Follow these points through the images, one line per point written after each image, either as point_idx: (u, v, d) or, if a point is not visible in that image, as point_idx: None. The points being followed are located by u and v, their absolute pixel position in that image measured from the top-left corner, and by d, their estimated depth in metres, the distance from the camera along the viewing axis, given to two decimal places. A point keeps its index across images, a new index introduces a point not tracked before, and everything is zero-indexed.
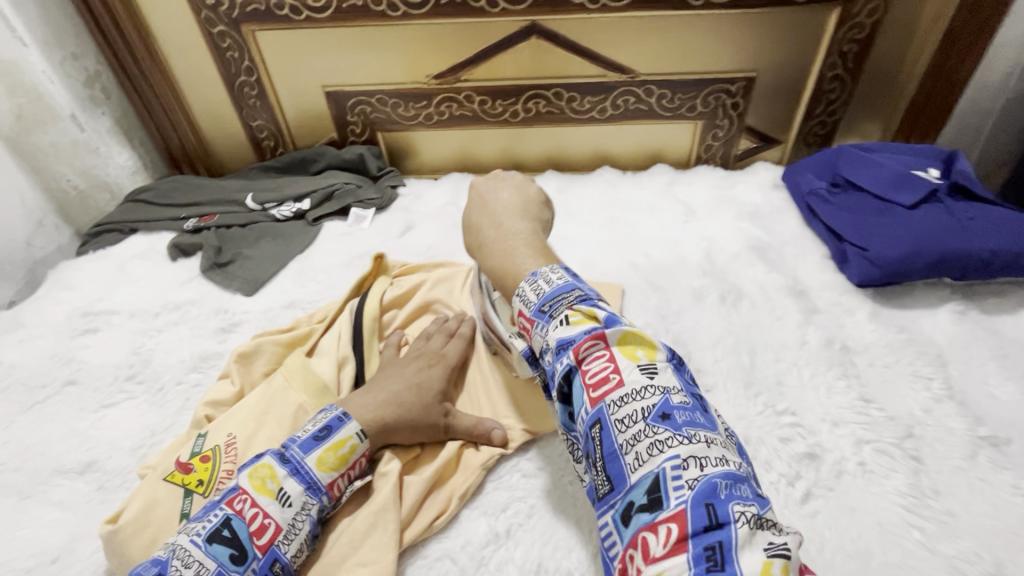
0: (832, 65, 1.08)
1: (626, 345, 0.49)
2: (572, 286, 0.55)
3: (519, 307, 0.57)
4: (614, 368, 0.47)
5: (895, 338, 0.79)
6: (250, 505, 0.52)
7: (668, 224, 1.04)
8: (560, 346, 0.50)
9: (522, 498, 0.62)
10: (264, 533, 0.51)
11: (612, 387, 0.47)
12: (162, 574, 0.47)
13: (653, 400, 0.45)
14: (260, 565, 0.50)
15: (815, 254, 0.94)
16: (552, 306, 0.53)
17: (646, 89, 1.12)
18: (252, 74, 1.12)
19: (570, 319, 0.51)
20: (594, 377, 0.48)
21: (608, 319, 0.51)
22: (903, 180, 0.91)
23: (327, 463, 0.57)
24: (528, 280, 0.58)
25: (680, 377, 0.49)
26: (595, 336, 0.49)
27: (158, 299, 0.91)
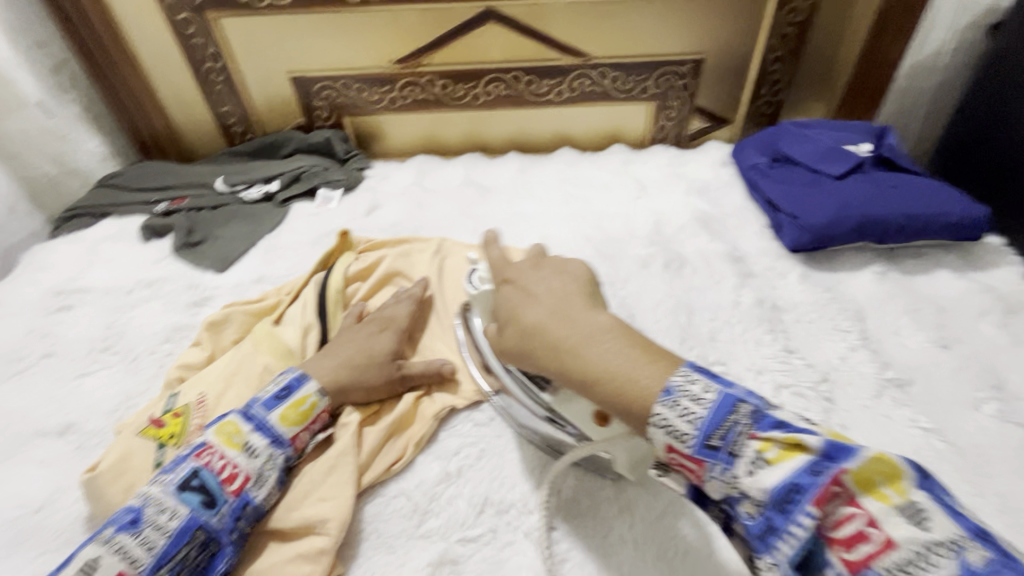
0: (774, 47, 1.14)
1: (867, 484, 0.38)
2: (732, 398, 0.44)
3: (663, 439, 0.45)
4: (868, 519, 0.37)
5: (820, 297, 0.86)
6: (219, 458, 0.57)
7: (622, 200, 1.10)
8: (775, 501, 0.40)
9: (473, 444, 0.68)
10: (234, 480, 0.57)
11: (875, 549, 0.36)
12: (138, 520, 0.52)
13: (947, 568, 0.34)
14: (231, 508, 0.55)
15: (755, 225, 1.01)
16: (724, 437, 0.43)
17: (600, 71, 1.17)
18: (218, 60, 1.15)
19: (763, 455, 0.41)
20: (845, 538, 0.38)
21: (826, 447, 0.40)
22: (833, 153, 0.97)
23: (288, 419, 0.62)
24: (662, 399, 0.45)
25: (937, 494, 0.38)
26: (829, 480, 0.38)
27: (131, 277, 0.94)
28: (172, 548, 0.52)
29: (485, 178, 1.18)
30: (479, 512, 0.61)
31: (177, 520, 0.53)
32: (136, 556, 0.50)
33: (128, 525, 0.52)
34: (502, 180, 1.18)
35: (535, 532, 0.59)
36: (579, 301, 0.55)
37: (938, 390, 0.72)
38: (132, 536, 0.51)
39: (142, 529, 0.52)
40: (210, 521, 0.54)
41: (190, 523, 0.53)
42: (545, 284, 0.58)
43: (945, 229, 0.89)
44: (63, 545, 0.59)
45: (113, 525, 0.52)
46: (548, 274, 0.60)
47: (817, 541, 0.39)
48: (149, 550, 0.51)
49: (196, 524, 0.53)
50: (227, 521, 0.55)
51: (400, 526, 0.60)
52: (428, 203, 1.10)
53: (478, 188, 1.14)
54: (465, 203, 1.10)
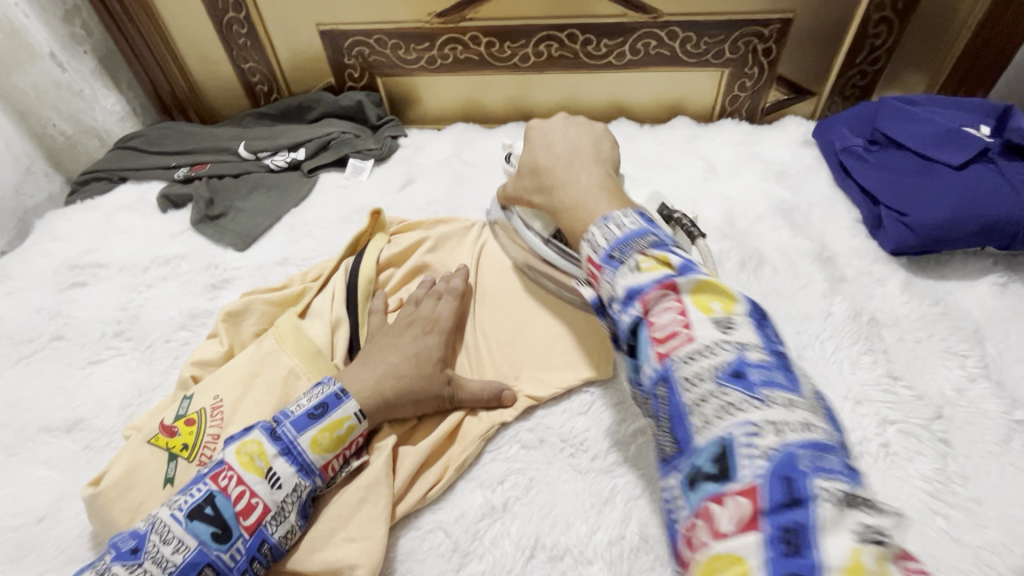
0: (880, 6, 0.97)
1: (700, 295, 0.43)
2: (646, 231, 0.49)
3: (588, 252, 0.51)
4: (684, 322, 0.42)
5: (928, 311, 0.73)
6: (235, 483, 0.49)
7: (687, 182, 0.97)
8: (626, 295, 0.45)
9: (521, 471, 0.59)
10: (251, 513, 0.48)
11: (679, 343, 0.41)
12: (140, 548, 0.45)
13: (723, 356, 0.39)
14: (246, 546, 0.48)
15: (846, 219, 0.87)
16: (622, 251, 0.47)
17: (670, 32, 1.02)
18: (242, 10, 1.03)
19: (640, 265, 0.45)
20: (664, 334, 0.42)
21: (683, 265, 0.44)
22: (952, 137, 0.82)
23: (321, 445, 0.53)
24: (597, 225, 0.51)
25: (764, 328, 0.42)
26: (666, 284, 0.43)
27: (148, 252, 0.87)
28: None
29: None
30: (528, 558, 0.53)
31: (183, 555, 0.45)
32: None
33: (128, 554, 0.45)
34: None
35: None
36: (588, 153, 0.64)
37: None
38: (129, 569, 0.44)
39: (143, 561, 0.45)
40: (220, 560, 0.46)
41: (197, 560, 0.46)
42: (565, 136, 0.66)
43: None
44: (67, 564, 0.53)
45: (113, 551, 0.46)
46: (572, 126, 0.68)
47: (642, 334, 0.43)
48: None
49: (203, 561, 0.46)
50: (239, 560, 0.47)
51: (438, 568, 0.52)
52: (467, 179, 0.99)
53: None
54: None
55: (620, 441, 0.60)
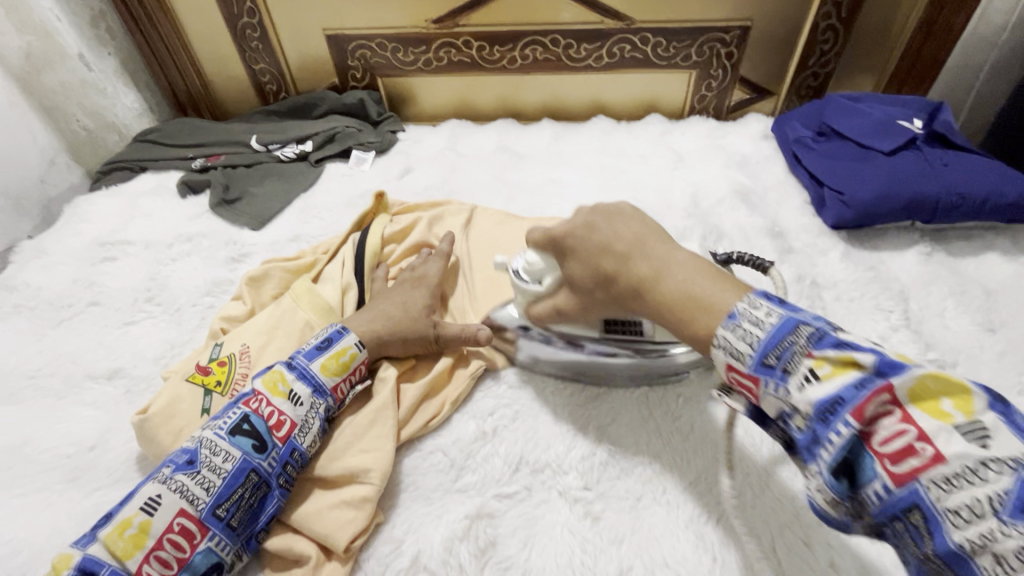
0: (827, 15, 1.09)
1: (923, 399, 0.35)
2: (795, 321, 0.42)
3: (725, 358, 0.44)
4: (918, 435, 0.34)
5: (862, 275, 0.84)
6: (265, 404, 0.59)
7: (658, 170, 1.08)
8: (818, 412, 0.38)
9: (508, 405, 0.69)
10: (282, 427, 0.58)
11: (923, 463, 0.34)
12: (194, 460, 0.54)
13: (999, 483, 0.32)
14: (280, 453, 0.57)
15: (796, 200, 0.98)
16: (780, 356, 0.41)
17: (642, 37, 1.13)
18: (255, 15, 1.14)
19: (817, 372, 0.39)
20: (889, 449, 0.35)
21: (880, 363, 0.37)
22: (885, 128, 0.94)
23: (330, 369, 0.63)
24: (725, 325, 0.44)
25: (1015, 419, 0.34)
26: (874, 394, 0.36)
27: (171, 231, 0.96)
28: (227, 488, 0.53)
29: (519, 144, 1.17)
30: (515, 470, 0.62)
31: (231, 462, 0.54)
32: (195, 495, 0.52)
33: (184, 466, 0.53)
34: (535, 147, 1.16)
35: (570, 492, 0.60)
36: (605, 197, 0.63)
37: (982, 374, 0.71)
38: (189, 476, 0.53)
39: (199, 469, 0.53)
40: (262, 465, 0.56)
41: (243, 465, 0.55)
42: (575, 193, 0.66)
43: (997, 211, 0.86)
44: (117, 481, 0.62)
45: (170, 465, 0.54)
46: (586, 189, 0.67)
47: (859, 447, 0.37)
48: (206, 490, 0.53)
49: (248, 466, 0.55)
50: (276, 466, 0.56)
51: (438, 479, 0.62)
52: (461, 168, 1.10)
53: (512, 154, 1.13)
54: (499, 169, 1.09)
55: (594, 380, 0.71)
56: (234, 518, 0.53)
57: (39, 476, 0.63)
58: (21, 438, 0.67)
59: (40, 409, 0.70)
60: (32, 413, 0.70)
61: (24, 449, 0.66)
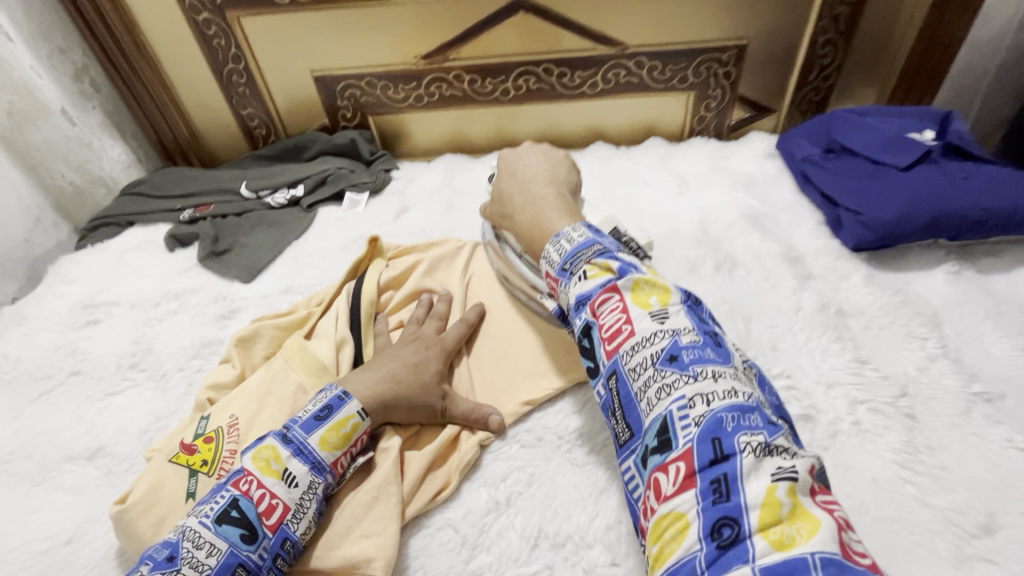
0: (825, 29, 1.06)
1: (639, 293, 0.53)
2: (593, 241, 0.59)
3: (546, 267, 0.62)
4: (627, 319, 0.52)
5: (890, 300, 0.79)
6: (256, 486, 0.53)
7: (663, 197, 1.04)
8: (578, 302, 0.55)
9: (521, 468, 0.63)
10: (273, 513, 0.52)
11: (624, 338, 0.51)
12: (174, 556, 0.48)
13: (660, 344, 0.49)
14: (271, 544, 0.51)
15: (809, 222, 0.94)
16: (574, 263, 0.58)
17: (637, 61, 1.10)
18: (241, 61, 1.11)
19: (587, 274, 0.56)
20: (613, 329, 0.52)
21: (621, 269, 0.55)
22: (897, 142, 0.90)
23: (330, 443, 0.57)
24: (552, 242, 0.62)
25: (692, 313, 0.53)
26: (608, 289, 0.53)
27: (158, 289, 0.92)
28: None
29: None
30: (533, 546, 0.56)
31: (216, 557, 0.48)
32: None
33: (162, 563, 0.48)
34: None
35: (596, 568, 0.54)
36: (544, 178, 0.74)
37: None
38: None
39: (179, 567, 0.47)
40: (250, 558, 0.50)
41: (230, 560, 0.49)
42: (523, 167, 0.77)
43: None
44: None
45: (149, 562, 0.48)
46: (529, 160, 0.78)
47: (596, 331, 0.53)
48: None
49: (235, 561, 0.49)
50: (267, 558, 0.51)
51: (449, 561, 0.56)
52: (457, 205, 1.06)
53: None
54: None
55: None
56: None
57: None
58: None
59: (15, 498, 0.65)
60: (6, 502, 0.65)
61: None
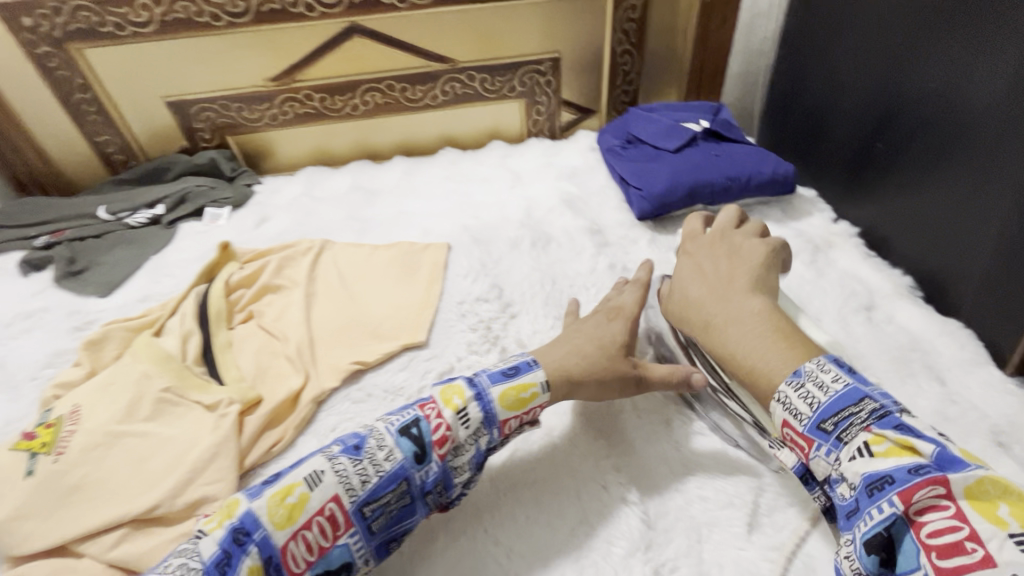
0: (620, 42, 1.27)
1: (979, 498, 0.40)
2: (860, 393, 0.48)
3: (782, 414, 0.51)
4: (969, 534, 0.39)
5: (663, 256, 0.98)
6: (436, 414, 0.59)
7: (498, 190, 1.19)
8: (866, 484, 0.44)
9: (350, 418, 0.76)
10: (444, 444, 0.57)
11: (970, 563, 0.38)
12: (362, 446, 0.57)
13: None
14: (434, 469, 0.57)
15: (614, 201, 1.13)
16: (838, 424, 0.47)
17: (468, 75, 1.26)
18: (88, 91, 1.15)
19: (871, 447, 0.45)
20: (932, 536, 0.40)
21: (936, 455, 0.43)
22: (671, 131, 1.11)
23: (508, 400, 0.61)
24: (789, 381, 0.51)
25: None
26: (927, 479, 0.41)
27: (10, 311, 0.95)
28: (381, 489, 0.55)
29: (372, 181, 1.25)
30: None
31: (391, 463, 0.56)
32: (352, 483, 0.54)
33: (352, 449, 0.56)
34: (388, 182, 1.25)
35: None
36: (743, 280, 0.64)
37: None
38: (353, 462, 0.55)
39: (364, 459, 0.55)
40: (414, 476, 0.56)
41: (399, 472, 0.56)
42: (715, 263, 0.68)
43: (762, 187, 1.03)
44: None
45: (340, 445, 0.57)
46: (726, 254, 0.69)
47: (905, 531, 0.42)
48: (363, 483, 0.54)
49: (403, 474, 0.56)
50: (427, 480, 0.57)
51: None
52: (316, 211, 1.16)
53: (365, 192, 1.21)
54: (352, 207, 1.17)
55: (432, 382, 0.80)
56: (377, 521, 0.55)
57: None
58: None
59: None
60: None
61: None
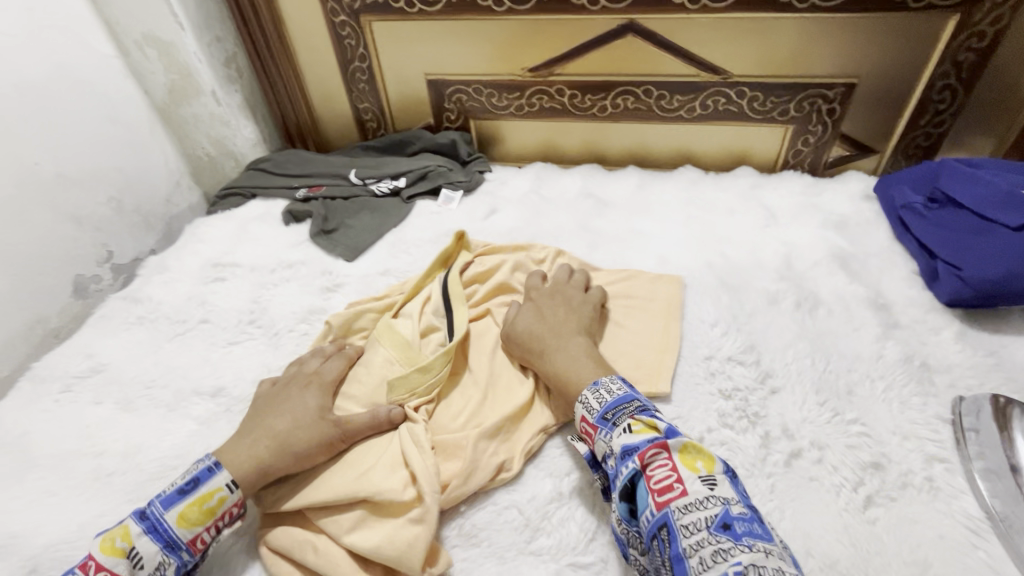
0: (945, 74, 1.03)
1: (687, 455, 0.56)
2: (632, 398, 0.63)
3: (581, 412, 0.64)
4: (677, 477, 0.54)
5: (981, 361, 0.77)
6: (102, 569, 0.54)
7: (748, 227, 1.04)
8: (623, 452, 0.57)
9: (585, 466, 0.68)
10: (90, 568, 0.54)
11: (675, 494, 0.53)
12: None
13: (713, 509, 0.51)
14: None
15: (902, 270, 0.92)
16: (614, 414, 0.61)
17: (738, 91, 1.12)
18: (365, 60, 1.23)
19: (632, 427, 0.59)
20: (659, 486, 0.54)
21: (668, 428, 0.58)
22: (1008, 199, 0.85)
23: (189, 519, 0.58)
24: (591, 388, 0.65)
25: (734, 482, 0.56)
26: (657, 444, 0.56)
27: (274, 257, 1.04)
28: None
29: (602, 190, 1.18)
30: (590, 539, 0.62)
31: None
32: None
33: None
34: (619, 194, 1.16)
35: None
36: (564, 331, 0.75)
37: None
38: None
39: None
40: None
41: None
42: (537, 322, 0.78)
43: None
44: None
45: None
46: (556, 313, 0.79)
47: (640, 481, 0.56)
48: None
49: None
50: None
51: (512, 538, 0.62)
52: (545, 213, 1.11)
53: (596, 201, 1.14)
54: (583, 215, 1.10)
55: None
56: None
57: (148, 484, 0.69)
58: (136, 445, 0.74)
59: (153, 419, 0.78)
60: (146, 421, 0.78)
61: (138, 456, 0.73)
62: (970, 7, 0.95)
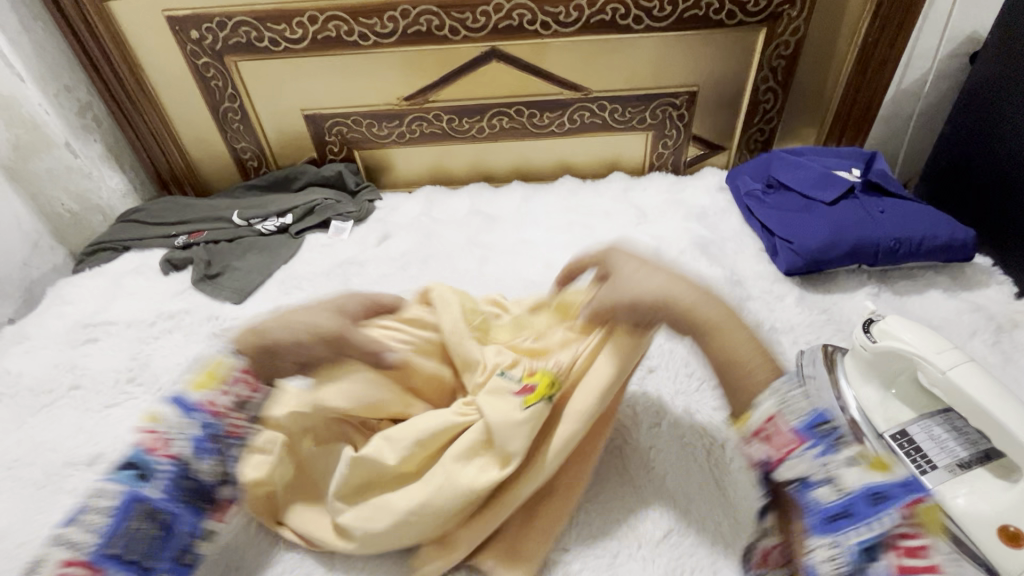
0: (765, 78, 1.19)
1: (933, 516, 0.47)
2: (833, 418, 0.53)
3: (773, 407, 0.53)
4: (927, 545, 0.45)
5: (816, 318, 0.89)
6: (154, 432, 0.60)
7: (623, 226, 1.14)
8: (867, 495, 0.47)
9: None
10: (158, 448, 0.59)
11: (925, 562, 0.44)
12: None
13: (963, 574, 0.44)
14: (162, 476, 0.58)
15: (751, 249, 1.05)
16: (829, 434, 0.52)
17: (599, 105, 1.22)
18: (235, 100, 1.21)
19: (860, 461, 0.50)
20: (907, 549, 0.45)
21: (911, 479, 0.49)
22: (824, 180, 1.02)
23: (197, 382, 0.63)
24: (813, 407, 0.54)
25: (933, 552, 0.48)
26: (914, 496, 0.47)
27: (153, 309, 0.99)
28: None
29: (491, 207, 1.23)
30: None
31: None
32: None
33: None
34: (507, 208, 1.23)
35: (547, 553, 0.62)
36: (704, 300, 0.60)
37: None
38: (88, 515, 0.55)
39: None
40: (147, 493, 0.57)
41: None
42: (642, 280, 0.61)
43: (933, 251, 0.93)
44: None
45: None
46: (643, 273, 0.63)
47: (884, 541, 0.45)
48: None
49: None
50: (162, 491, 0.58)
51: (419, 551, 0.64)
52: (436, 233, 1.15)
53: (485, 217, 1.19)
54: (473, 232, 1.15)
55: None
56: (138, 547, 0.55)
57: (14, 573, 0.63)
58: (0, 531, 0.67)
59: (19, 500, 0.71)
60: (11, 504, 0.71)
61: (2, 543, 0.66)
62: (772, 22, 1.11)
